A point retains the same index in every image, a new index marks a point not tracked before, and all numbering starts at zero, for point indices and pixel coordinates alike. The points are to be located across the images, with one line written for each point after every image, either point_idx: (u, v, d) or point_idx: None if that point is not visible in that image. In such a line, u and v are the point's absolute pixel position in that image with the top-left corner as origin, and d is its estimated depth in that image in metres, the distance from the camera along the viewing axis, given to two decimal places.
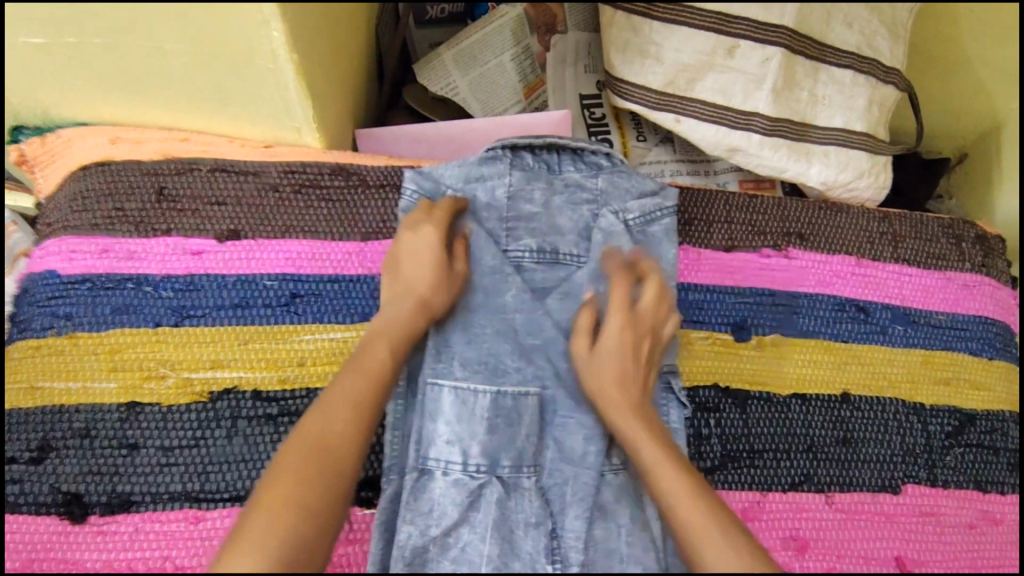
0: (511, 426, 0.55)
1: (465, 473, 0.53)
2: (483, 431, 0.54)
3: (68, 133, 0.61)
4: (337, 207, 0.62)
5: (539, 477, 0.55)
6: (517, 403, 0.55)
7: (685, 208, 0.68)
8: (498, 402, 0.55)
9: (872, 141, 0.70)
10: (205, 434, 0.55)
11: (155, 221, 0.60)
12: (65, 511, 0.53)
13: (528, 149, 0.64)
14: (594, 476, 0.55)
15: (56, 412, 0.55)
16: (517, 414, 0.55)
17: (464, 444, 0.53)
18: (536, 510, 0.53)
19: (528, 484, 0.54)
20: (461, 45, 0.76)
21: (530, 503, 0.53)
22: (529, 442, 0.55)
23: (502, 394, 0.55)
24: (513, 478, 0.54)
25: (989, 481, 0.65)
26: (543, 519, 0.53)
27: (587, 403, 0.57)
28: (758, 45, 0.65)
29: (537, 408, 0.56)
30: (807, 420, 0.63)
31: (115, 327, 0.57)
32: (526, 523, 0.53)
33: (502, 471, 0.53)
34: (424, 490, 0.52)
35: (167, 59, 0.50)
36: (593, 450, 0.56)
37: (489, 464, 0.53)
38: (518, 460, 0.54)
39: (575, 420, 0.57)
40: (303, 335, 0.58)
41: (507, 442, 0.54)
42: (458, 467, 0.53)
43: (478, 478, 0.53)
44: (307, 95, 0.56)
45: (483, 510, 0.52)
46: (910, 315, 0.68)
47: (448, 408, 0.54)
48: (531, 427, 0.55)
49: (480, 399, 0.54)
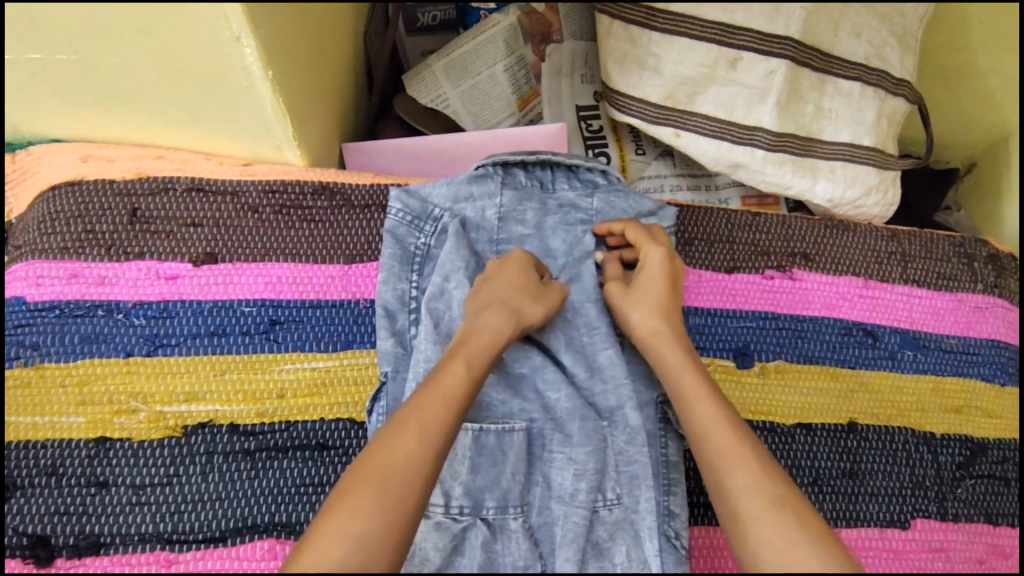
0: (496, 465, 0.52)
1: (447, 516, 0.50)
2: (465, 471, 0.51)
3: (39, 150, 0.59)
4: (320, 228, 0.59)
5: (527, 518, 0.52)
6: (500, 440, 0.53)
7: (685, 227, 0.65)
8: (480, 440, 0.52)
9: (880, 157, 0.67)
10: (177, 471, 0.52)
11: (127, 244, 0.57)
12: (29, 554, 0.50)
13: (520, 166, 0.61)
14: (585, 516, 0.51)
15: (21, 448, 0.52)
16: (501, 451, 0.53)
17: (445, 485, 0.51)
18: (524, 552, 0.50)
19: (515, 526, 0.51)
20: (451, 56, 0.73)
21: (518, 546, 0.51)
22: (515, 482, 0.52)
23: (484, 431, 0.53)
24: (499, 520, 0.51)
25: (1001, 514, 0.62)
26: (531, 562, 0.50)
27: (576, 436, 0.54)
28: (761, 57, 0.62)
29: (525, 442, 0.53)
30: (813, 452, 0.60)
31: (85, 357, 0.54)
32: (514, 567, 0.50)
33: (486, 513, 0.51)
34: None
35: (134, 76, 0.48)
36: (583, 488, 0.52)
37: (472, 506, 0.51)
38: (503, 501, 0.51)
39: (567, 453, 0.53)
40: (283, 365, 0.56)
41: (492, 481, 0.52)
42: (440, 509, 0.51)
43: (462, 521, 0.51)
44: (286, 111, 0.53)
45: (469, 554, 0.50)
46: (920, 339, 0.65)
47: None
48: (517, 464, 0.52)
49: (461, 437, 0.52)
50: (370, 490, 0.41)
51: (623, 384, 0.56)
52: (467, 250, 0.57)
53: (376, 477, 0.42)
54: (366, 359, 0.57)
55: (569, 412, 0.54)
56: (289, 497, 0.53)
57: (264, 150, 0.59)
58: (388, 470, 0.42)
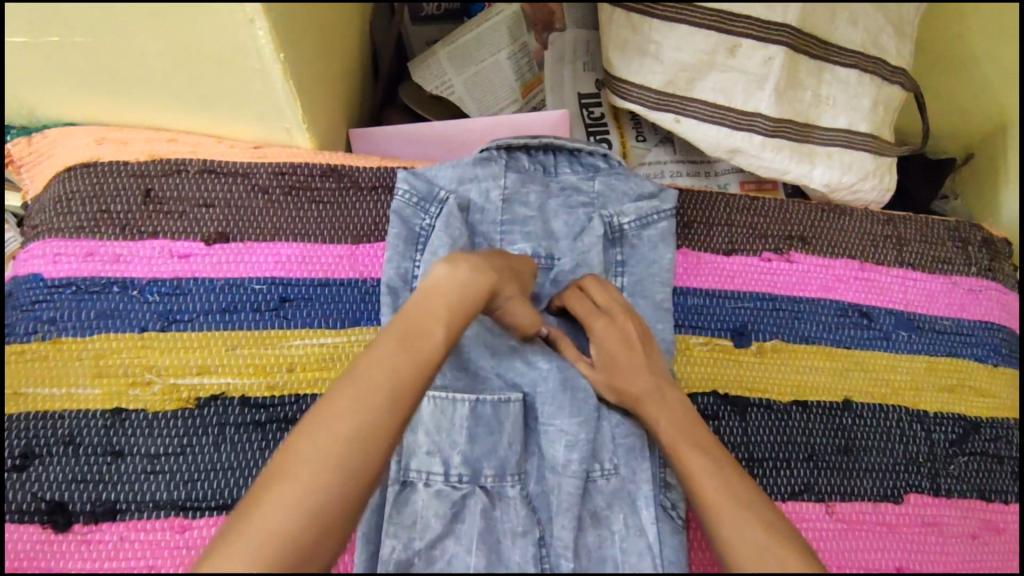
0: (492, 435, 0.54)
1: (447, 484, 0.52)
2: (463, 441, 0.53)
3: (55, 133, 0.60)
4: (329, 209, 0.61)
5: (525, 487, 0.54)
6: (497, 411, 0.54)
7: (685, 210, 0.67)
8: (476, 410, 0.54)
9: (876, 143, 0.68)
10: (191, 442, 0.54)
11: (141, 223, 0.58)
12: (47, 520, 0.51)
13: (523, 150, 0.63)
14: (577, 485, 0.53)
15: (40, 419, 0.53)
16: (497, 421, 0.54)
17: (444, 454, 0.53)
18: (522, 519, 0.52)
19: (513, 493, 0.53)
20: (457, 42, 0.74)
21: (517, 513, 0.53)
22: (511, 451, 0.54)
23: (480, 402, 0.54)
24: (497, 488, 0.53)
25: (995, 491, 0.64)
26: (530, 528, 0.52)
27: (567, 408, 0.55)
28: (760, 44, 0.63)
29: (520, 414, 0.55)
30: (808, 428, 0.62)
31: (100, 332, 0.55)
32: (513, 532, 0.52)
33: (485, 481, 0.53)
34: (407, 502, 0.52)
35: (148, 58, 0.49)
36: (576, 459, 0.54)
37: (471, 474, 0.53)
38: (502, 469, 0.53)
39: (564, 426, 0.55)
40: (292, 340, 0.57)
41: (489, 450, 0.53)
42: (440, 477, 0.52)
43: (461, 489, 0.52)
44: (295, 94, 0.54)
45: (468, 521, 0.51)
46: (914, 321, 0.66)
47: (426, 418, 0.53)
48: (513, 434, 0.54)
49: (458, 408, 0.54)
50: (330, 455, 0.40)
51: None
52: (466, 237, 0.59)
53: (339, 444, 0.40)
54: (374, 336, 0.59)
55: (568, 386, 0.56)
56: None
57: (274, 133, 0.60)
58: (353, 440, 0.40)
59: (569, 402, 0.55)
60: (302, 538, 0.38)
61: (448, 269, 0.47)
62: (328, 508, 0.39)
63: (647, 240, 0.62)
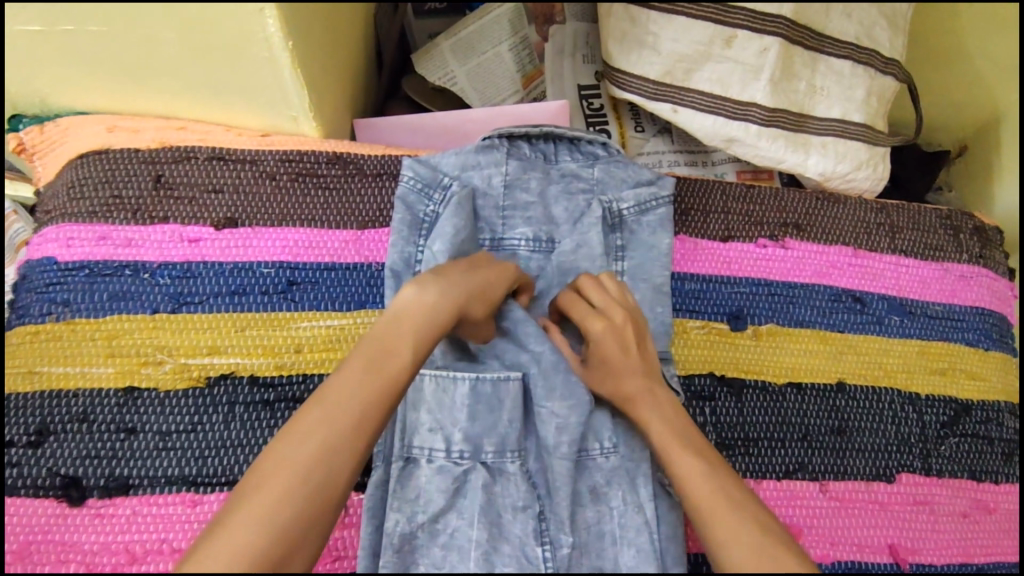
0: (493, 412, 0.55)
1: (449, 460, 0.53)
2: (464, 417, 0.54)
3: (67, 121, 0.62)
4: (335, 196, 0.62)
5: (525, 464, 0.56)
6: (496, 388, 0.55)
7: (682, 197, 0.68)
8: (477, 388, 0.55)
9: (870, 133, 0.70)
10: (202, 419, 0.55)
11: (152, 208, 0.60)
12: (62, 494, 0.53)
13: (524, 139, 0.65)
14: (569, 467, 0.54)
15: (54, 396, 0.55)
16: (498, 400, 0.55)
17: (446, 431, 0.54)
18: (522, 494, 0.54)
19: (513, 469, 0.55)
20: (460, 35, 0.76)
21: (516, 488, 0.54)
22: (511, 428, 0.55)
23: (481, 380, 0.55)
24: (497, 463, 0.54)
25: (985, 471, 0.65)
26: (530, 502, 0.54)
27: (559, 390, 0.56)
28: (756, 35, 0.65)
29: (520, 393, 0.56)
30: (802, 409, 0.63)
31: (113, 313, 0.57)
32: (514, 507, 0.53)
33: (486, 457, 0.54)
34: (410, 478, 0.53)
35: (161, 46, 0.50)
36: (566, 441, 0.55)
37: (472, 451, 0.54)
38: (502, 446, 0.55)
39: (556, 406, 0.55)
40: (299, 323, 0.59)
41: (490, 427, 0.55)
42: (442, 454, 0.54)
43: (462, 465, 0.53)
44: (303, 82, 0.56)
45: (470, 496, 0.53)
46: (906, 306, 0.68)
47: (428, 396, 0.55)
48: (513, 412, 0.55)
49: (458, 386, 0.55)
50: (293, 474, 0.41)
51: None
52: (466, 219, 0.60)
53: (302, 463, 0.41)
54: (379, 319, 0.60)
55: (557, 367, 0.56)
56: None
57: (281, 122, 0.62)
58: (317, 459, 0.41)
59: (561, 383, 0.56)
60: (260, 558, 0.38)
61: (416, 292, 0.48)
62: (288, 527, 0.40)
63: (645, 226, 0.64)
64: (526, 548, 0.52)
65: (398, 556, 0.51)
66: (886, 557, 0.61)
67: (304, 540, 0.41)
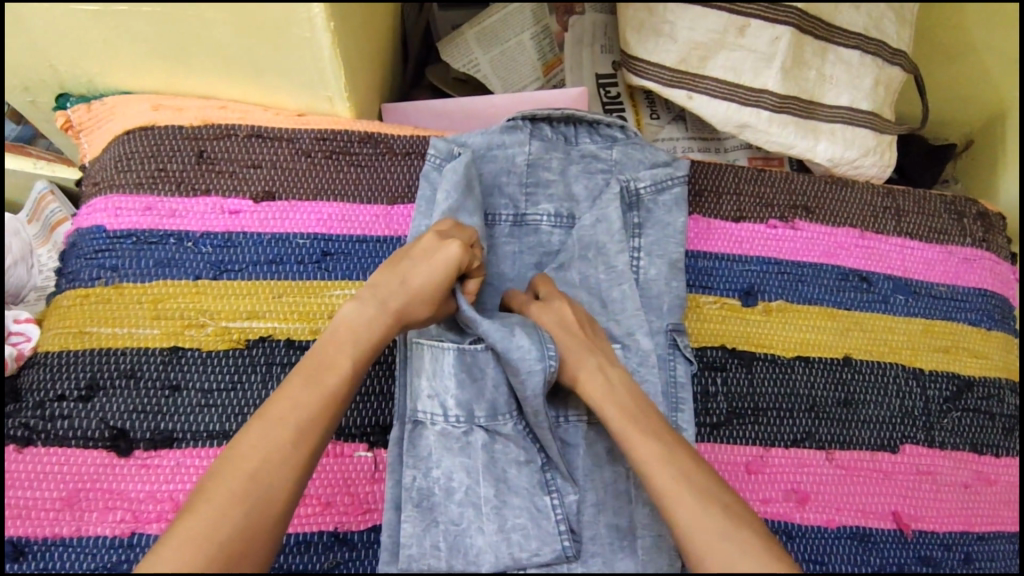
0: (477, 381, 0.57)
1: (448, 425, 0.56)
2: (454, 385, 0.56)
3: (113, 100, 0.64)
4: (366, 172, 0.66)
5: (523, 423, 0.58)
6: (475, 358, 0.57)
7: (697, 179, 0.71)
8: (462, 358, 0.56)
9: (877, 121, 0.73)
10: (241, 378, 0.58)
11: (195, 181, 0.63)
12: (111, 445, 0.56)
13: (546, 121, 0.68)
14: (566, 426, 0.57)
15: (104, 353, 0.58)
16: (479, 368, 0.57)
17: (440, 399, 0.56)
18: (523, 450, 0.57)
19: (507, 429, 0.57)
20: (485, 23, 0.79)
21: (515, 445, 0.56)
22: (498, 393, 0.57)
23: (463, 350, 0.57)
24: (491, 425, 0.56)
25: (986, 444, 0.68)
26: (532, 457, 0.56)
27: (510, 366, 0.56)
28: (768, 24, 0.68)
29: (496, 361, 0.57)
30: (810, 381, 0.66)
31: (158, 279, 0.61)
32: (518, 462, 0.56)
33: (480, 421, 0.56)
34: (420, 438, 0.56)
35: (211, 27, 0.53)
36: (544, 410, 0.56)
37: (467, 416, 0.56)
38: (493, 409, 0.57)
39: (536, 388, 0.55)
40: (333, 291, 0.62)
41: (478, 393, 0.56)
42: (441, 418, 0.56)
43: (461, 428, 0.56)
44: (341, 64, 0.59)
45: (474, 456, 0.55)
46: (911, 285, 0.71)
47: (425, 365, 0.57)
48: (498, 377, 0.57)
49: (446, 355, 0.57)
50: (235, 491, 0.44)
51: (634, 314, 0.62)
52: (477, 199, 0.62)
53: (242, 483, 0.44)
54: None
55: (537, 349, 0.55)
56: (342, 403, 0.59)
57: (316, 102, 0.65)
58: (259, 473, 0.44)
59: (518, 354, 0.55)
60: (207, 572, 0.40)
61: (351, 308, 0.52)
62: (233, 541, 0.42)
63: (661, 205, 0.67)
64: (535, 499, 0.55)
65: (418, 510, 0.54)
66: (890, 523, 0.64)
67: (250, 553, 0.42)
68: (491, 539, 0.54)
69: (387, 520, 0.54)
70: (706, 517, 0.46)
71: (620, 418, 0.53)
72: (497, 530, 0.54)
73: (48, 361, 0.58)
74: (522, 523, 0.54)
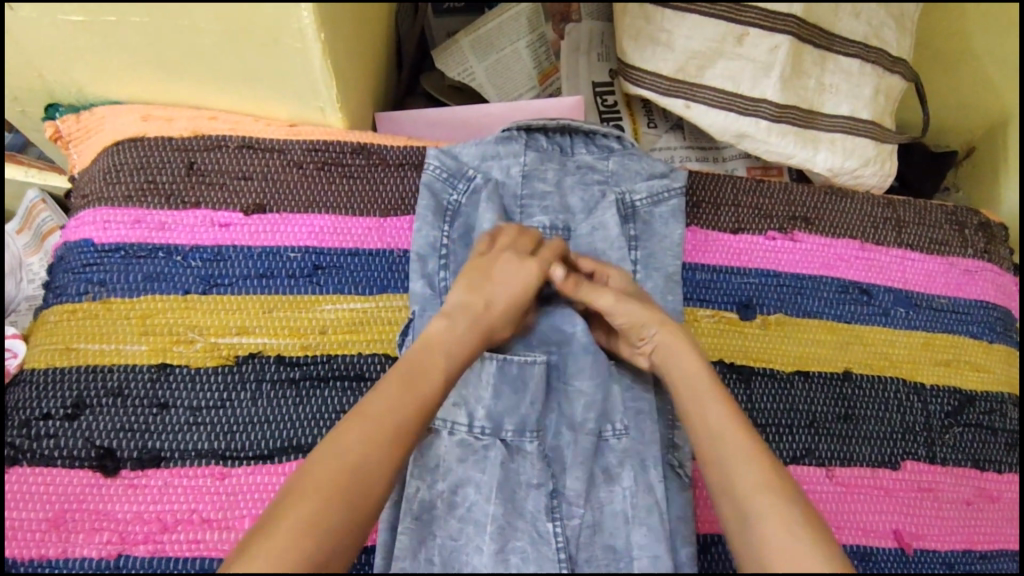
0: (517, 394, 0.56)
1: (470, 435, 0.55)
2: (488, 396, 0.56)
3: (101, 110, 0.63)
4: (358, 184, 0.65)
5: (541, 442, 0.57)
6: (522, 371, 0.57)
7: (694, 190, 0.70)
8: (504, 369, 0.57)
9: (878, 130, 0.71)
10: (230, 396, 0.58)
11: (184, 194, 0.62)
12: (97, 465, 0.55)
13: (542, 132, 0.66)
14: (591, 442, 0.57)
15: (90, 371, 0.57)
16: (522, 382, 0.57)
17: (469, 407, 0.56)
18: (538, 472, 0.55)
19: (530, 448, 0.56)
20: (479, 31, 0.78)
21: (532, 467, 0.56)
22: (532, 409, 0.56)
23: (508, 361, 0.57)
24: (516, 442, 0.56)
25: (988, 460, 0.67)
26: (544, 480, 0.55)
27: (588, 371, 0.59)
28: (767, 33, 0.67)
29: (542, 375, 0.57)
30: (809, 397, 0.65)
31: (147, 294, 0.60)
32: (528, 484, 0.55)
33: (506, 435, 0.56)
34: (430, 447, 0.55)
35: (201, 38, 0.52)
36: (592, 418, 0.58)
37: (493, 428, 0.56)
38: (522, 425, 0.56)
39: (590, 399, 0.58)
40: (324, 305, 0.61)
41: (513, 407, 0.56)
42: (464, 428, 0.55)
43: (484, 440, 0.55)
44: (332, 75, 0.58)
45: (488, 471, 0.54)
46: (912, 298, 0.70)
47: (459, 372, 0.57)
48: (536, 395, 0.57)
49: (488, 366, 0.57)
50: (338, 488, 0.44)
51: None
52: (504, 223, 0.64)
53: (343, 480, 0.44)
54: (399, 302, 0.62)
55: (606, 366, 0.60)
56: (331, 422, 0.58)
57: (309, 113, 0.64)
58: (360, 475, 0.45)
59: (588, 365, 0.59)
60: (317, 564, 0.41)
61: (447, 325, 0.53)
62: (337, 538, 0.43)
63: (658, 216, 0.66)
64: (538, 523, 0.54)
65: (416, 523, 0.53)
66: (891, 542, 0.63)
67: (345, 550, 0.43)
68: (487, 561, 0.52)
69: (381, 541, 0.54)
70: (764, 478, 0.48)
71: (692, 371, 0.54)
72: (496, 551, 0.52)
73: (34, 378, 0.57)
74: (522, 547, 0.53)
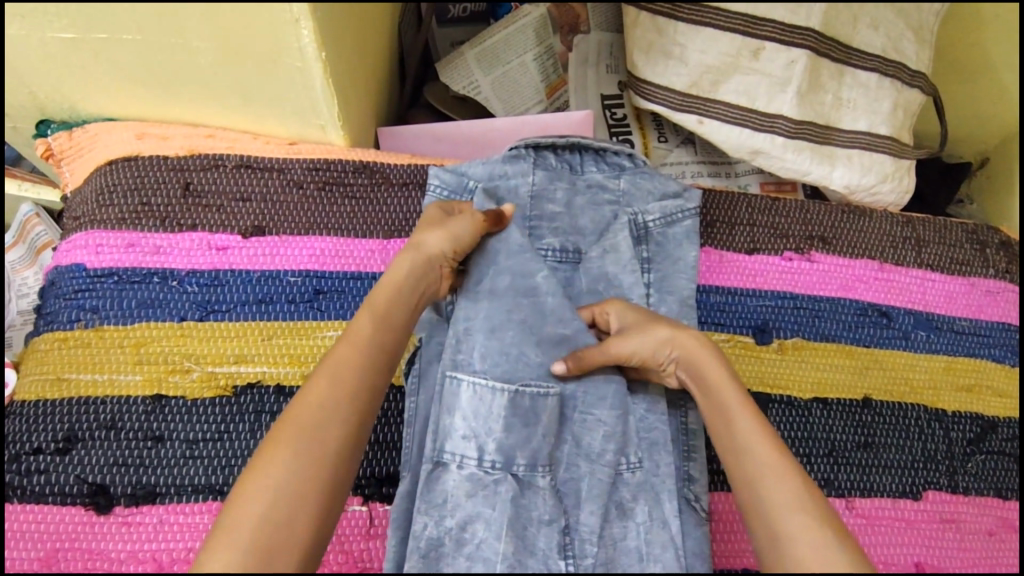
0: (528, 426, 0.54)
1: (480, 469, 0.52)
2: (499, 429, 0.53)
3: (94, 128, 0.61)
4: (361, 206, 0.62)
5: (553, 475, 0.54)
6: (534, 403, 0.54)
7: (708, 209, 0.67)
8: (516, 401, 0.54)
9: (896, 145, 0.69)
10: (228, 428, 0.55)
11: (180, 217, 0.60)
12: (89, 502, 0.53)
13: (551, 150, 0.64)
14: (608, 473, 0.55)
15: (81, 404, 0.55)
16: (534, 413, 0.54)
17: (479, 441, 0.52)
18: (549, 507, 0.53)
19: (542, 483, 0.53)
20: (484, 45, 0.76)
21: (544, 501, 0.53)
22: (544, 442, 0.54)
23: (520, 393, 0.54)
24: (527, 476, 0.53)
25: (1012, 490, 0.65)
26: (555, 516, 0.53)
27: (607, 399, 0.57)
28: (784, 47, 0.64)
29: (557, 407, 0.56)
30: (828, 425, 0.63)
31: (142, 321, 0.57)
32: (540, 520, 0.52)
33: (517, 469, 0.52)
34: (437, 482, 0.52)
35: (195, 56, 0.50)
36: (610, 448, 0.56)
37: (504, 462, 0.52)
38: (534, 459, 0.53)
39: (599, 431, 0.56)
40: (326, 332, 0.59)
41: (523, 440, 0.53)
42: (473, 462, 0.52)
43: (494, 474, 0.52)
44: (332, 93, 0.55)
45: (498, 508, 0.51)
46: (934, 321, 0.67)
47: (465, 403, 0.53)
48: (548, 426, 0.54)
49: (497, 398, 0.53)
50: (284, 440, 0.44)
51: None
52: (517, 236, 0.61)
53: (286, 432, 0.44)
54: None
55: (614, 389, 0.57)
56: None
57: (308, 131, 0.62)
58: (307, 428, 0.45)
59: (609, 392, 0.57)
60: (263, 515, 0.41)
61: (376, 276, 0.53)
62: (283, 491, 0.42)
63: (672, 237, 0.64)
64: (550, 562, 0.51)
65: (424, 562, 0.50)
66: None
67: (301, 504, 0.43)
68: None
69: None
70: (797, 498, 0.45)
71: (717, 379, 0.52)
72: None
73: (24, 412, 0.55)
74: None
